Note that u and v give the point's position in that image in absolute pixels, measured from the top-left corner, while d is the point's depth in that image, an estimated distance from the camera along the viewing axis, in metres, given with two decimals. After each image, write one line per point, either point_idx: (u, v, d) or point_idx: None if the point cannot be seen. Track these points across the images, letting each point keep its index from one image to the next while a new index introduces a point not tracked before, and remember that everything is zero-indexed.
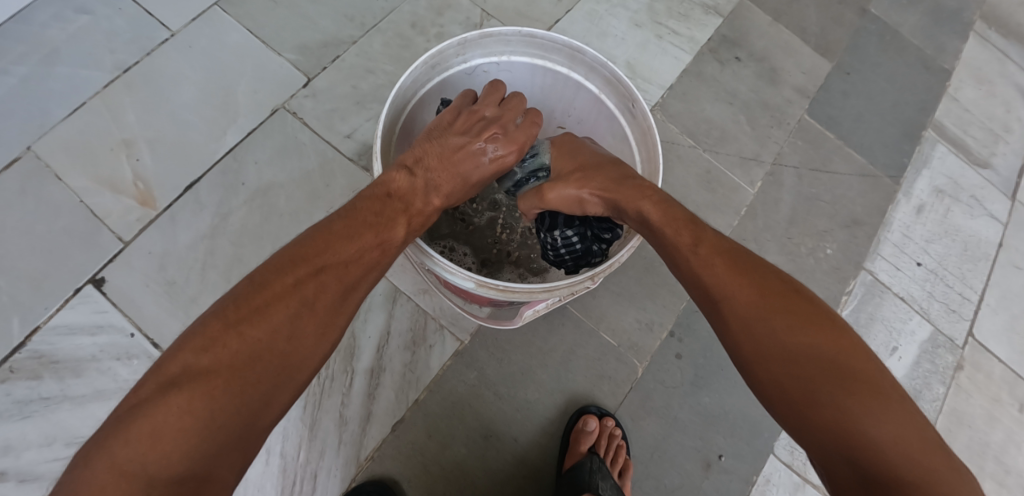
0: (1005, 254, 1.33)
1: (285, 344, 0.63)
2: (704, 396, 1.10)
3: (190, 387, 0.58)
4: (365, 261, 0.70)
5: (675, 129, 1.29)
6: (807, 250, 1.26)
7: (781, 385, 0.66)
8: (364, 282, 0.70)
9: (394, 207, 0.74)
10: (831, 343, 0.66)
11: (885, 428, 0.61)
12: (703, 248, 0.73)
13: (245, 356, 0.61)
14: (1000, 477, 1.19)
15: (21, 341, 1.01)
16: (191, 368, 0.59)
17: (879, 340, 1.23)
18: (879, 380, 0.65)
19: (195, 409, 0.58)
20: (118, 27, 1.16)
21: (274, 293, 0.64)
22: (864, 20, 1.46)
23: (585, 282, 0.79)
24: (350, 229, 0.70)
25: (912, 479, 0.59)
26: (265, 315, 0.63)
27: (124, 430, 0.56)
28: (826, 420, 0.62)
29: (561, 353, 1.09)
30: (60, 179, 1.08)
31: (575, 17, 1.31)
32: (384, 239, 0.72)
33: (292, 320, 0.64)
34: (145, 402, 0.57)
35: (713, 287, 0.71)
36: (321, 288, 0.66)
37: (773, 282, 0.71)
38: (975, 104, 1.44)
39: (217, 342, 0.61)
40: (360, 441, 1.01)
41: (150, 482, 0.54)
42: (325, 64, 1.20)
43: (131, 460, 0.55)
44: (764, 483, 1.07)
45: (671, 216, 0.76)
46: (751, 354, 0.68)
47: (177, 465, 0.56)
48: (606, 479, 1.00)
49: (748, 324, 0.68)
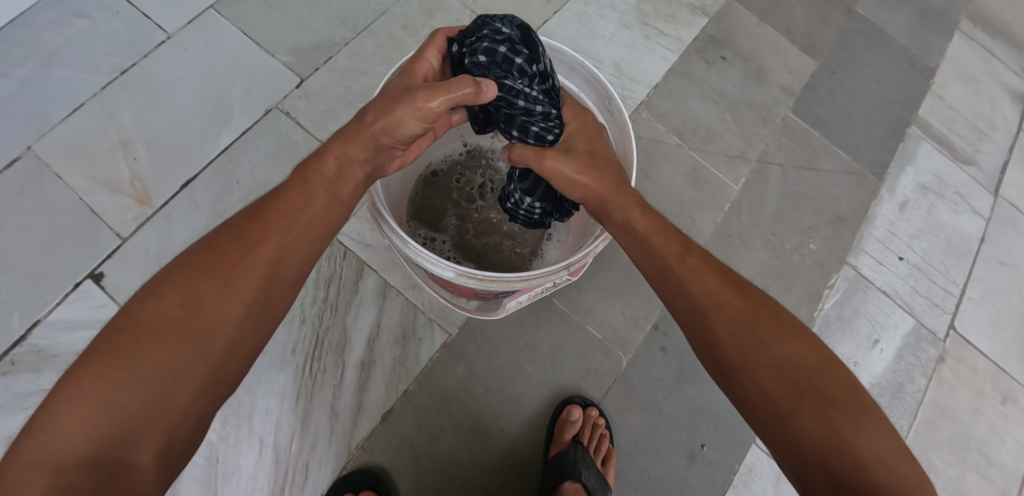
0: (989, 250, 1.35)
1: (209, 322, 0.63)
2: (688, 390, 1.12)
3: (102, 371, 0.58)
4: (288, 239, 0.71)
5: (662, 128, 1.31)
6: (792, 246, 1.28)
7: (766, 391, 0.67)
8: (291, 264, 0.71)
9: (314, 176, 0.75)
10: (815, 354, 0.69)
11: (867, 435, 0.63)
12: (691, 259, 0.76)
13: (162, 338, 0.61)
14: (982, 468, 1.21)
15: (21, 335, 1.04)
16: (110, 351, 0.59)
17: (862, 334, 1.25)
18: (861, 391, 0.67)
19: (108, 393, 0.58)
20: (116, 31, 1.19)
21: (190, 275, 0.65)
22: (850, 20, 1.48)
23: (563, 273, 0.82)
24: (274, 212, 0.71)
25: (891, 488, 0.60)
26: (184, 296, 0.64)
27: (37, 420, 0.56)
28: (811, 427, 0.64)
29: (548, 346, 1.11)
30: (59, 178, 1.11)
31: (563, 19, 1.34)
32: (304, 214, 0.73)
33: (214, 301, 0.64)
34: (60, 390, 0.57)
35: (701, 296, 0.73)
36: (244, 270, 0.67)
37: (758, 295, 0.74)
38: (960, 102, 1.45)
39: (136, 324, 0.61)
40: (350, 432, 1.03)
41: (58, 469, 0.54)
42: (317, 66, 1.23)
43: (43, 448, 0.55)
44: (747, 473, 1.09)
45: (660, 228, 0.79)
46: (737, 361, 0.69)
47: (96, 449, 0.56)
48: (590, 468, 1.02)
49: (734, 333, 0.70)
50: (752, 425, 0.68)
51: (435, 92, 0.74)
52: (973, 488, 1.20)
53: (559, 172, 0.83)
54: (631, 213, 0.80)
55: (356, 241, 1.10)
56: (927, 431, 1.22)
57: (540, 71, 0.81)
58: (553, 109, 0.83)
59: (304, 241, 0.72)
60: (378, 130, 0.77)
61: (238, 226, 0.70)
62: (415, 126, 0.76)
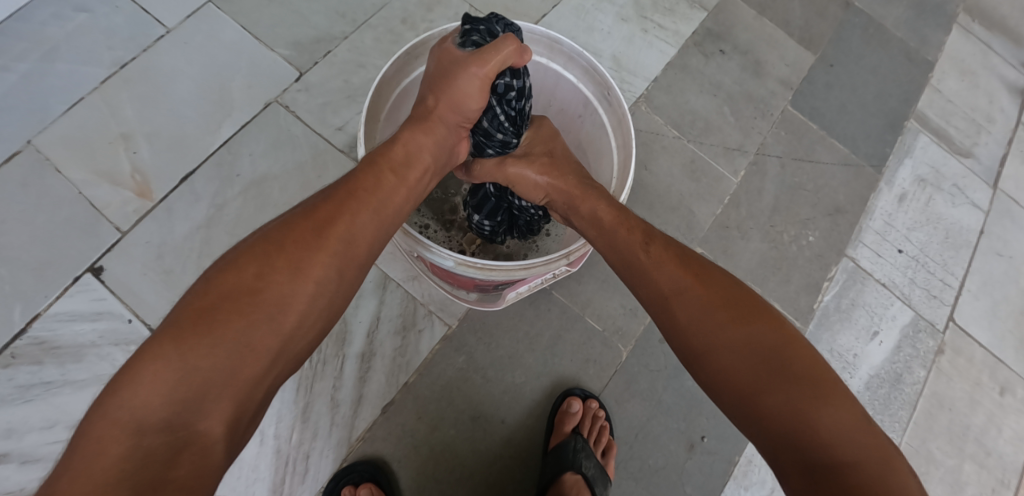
0: (987, 242, 1.35)
1: (281, 300, 0.64)
2: (688, 380, 1.12)
3: (183, 339, 0.60)
4: (359, 220, 0.70)
5: (661, 121, 1.31)
6: (790, 238, 1.28)
7: (729, 373, 0.68)
8: (363, 245, 0.71)
9: (381, 158, 0.75)
10: (773, 334, 0.69)
11: (830, 412, 0.63)
12: (655, 248, 0.76)
13: (238, 311, 0.62)
14: (981, 458, 1.22)
15: (22, 327, 1.04)
16: (189, 322, 0.61)
17: (860, 325, 1.25)
18: (823, 369, 0.67)
19: (188, 360, 0.59)
20: (116, 25, 1.20)
21: (266, 251, 0.66)
22: (848, 13, 1.48)
23: (562, 261, 0.82)
24: (346, 193, 0.71)
25: (852, 463, 0.61)
26: (261, 271, 0.64)
27: (122, 380, 0.58)
28: (774, 407, 0.64)
29: (548, 337, 1.12)
30: (60, 172, 1.12)
31: (562, 12, 1.34)
32: (378, 198, 0.73)
33: (285, 281, 0.65)
34: (145, 353, 0.59)
35: (666, 284, 0.74)
36: (318, 249, 0.67)
37: (720, 278, 0.74)
38: (957, 95, 1.46)
39: (214, 297, 0.62)
40: (351, 423, 1.04)
41: (138, 431, 0.56)
42: (317, 59, 1.23)
43: (125, 408, 0.57)
44: (746, 463, 1.10)
45: (626, 218, 0.80)
46: (700, 345, 0.70)
47: (168, 416, 0.58)
48: (590, 458, 1.03)
49: (697, 316, 0.71)
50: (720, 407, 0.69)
51: (487, 57, 0.76)
52: (971, 478, 1.20)
53: (524, 173, 0.88)
54: (596, 204, 0.82)
55: None
56: (925, 421, 1.22)
57: (518, 89, 0.83)
58: (514, 138, 0.88)
59: (377, 221, 0.72)
60: (444, 110, 0.80)
61: (314, 204, 0.70)
62: (480, 94, 0.79)
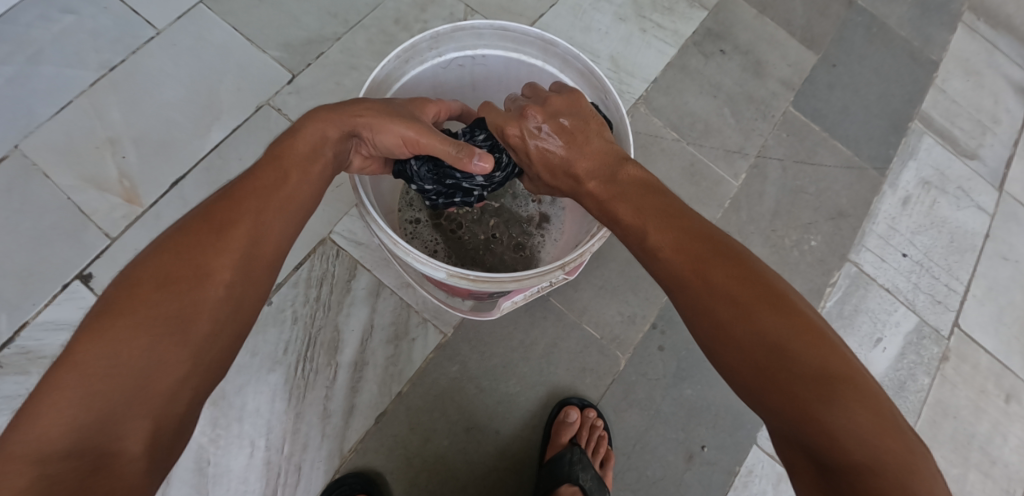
0: (992, 246, 1.33)
1: (183, 305, 0.59)
2: (686, 389, 1.10)
3: (81, 358, 0.55)
4: (264, 216, 0.67)
5: (660, 123, 1.29)
6: (792, 242, 1.26)
7: (734, 370, 0.64)
8: (269, 240, 0.67)
9: (286, 152, 0.72)
10: (782, 325, 0.62)
11: (840, 412, 0.58)
12: (652, 237, 0.71)
13: (136, 322, 0.57)
14: (986, 467, 1.19)
15: (8, 336, 1.02)
16: (79, 338, 0.56)
17: (864, 331, 1.23)
18: (840, 361, 0.61)
19: (88, 379, 0.54)
20: (103, 26, 1.17)
21: (162, 259, 0.61)
22: (851, 12, 1.45)
23: (558, 272, 0.80)
24: (247, 193, 0.67)
25: (867, 467, 0.56)
26: (162, 280, 0.60)
27: (17, 412, 0.53)
28: (780, 407, 0.60)
29: (543, 346, 1.09)
30: (47, 177, 1.10)
31: (558, 12, 1.32)
32: (278, 189, 0.69)
33: (189, 284, 0.60)
34: (41, 380, 0.54)
35: (663, 276, 0.70)
36: (217, 250, 0.63)
37: (722, 263, 0.67)
38: (962, 96, 1.43)
39: (108, 311, 0.57)
40: (343, 434, 1.02)
41: (41, 460, 0.51)
42: (308, 61, 1.21)
43: (24, 439, 0.51)
44: (746, 474, 1.08)
45: (619, 205, 0.75)
46: (707, 341, 0.66)
47: (75, 442, 0.53)
48: (587, 470, 1.02)
49: (699, 310, 0.67)
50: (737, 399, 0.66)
51: (428, 132, 0.76)
52: (976, 487, 1.18)
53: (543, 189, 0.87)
54: (599, 200, 0.77)
55: (347, 240, 1.09)
56: (929, 429, 1.20)
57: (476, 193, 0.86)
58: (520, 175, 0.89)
59: (283, 219, 0.68)
60: (365, 124, 0.75)
61: (208, 208, 0.66)
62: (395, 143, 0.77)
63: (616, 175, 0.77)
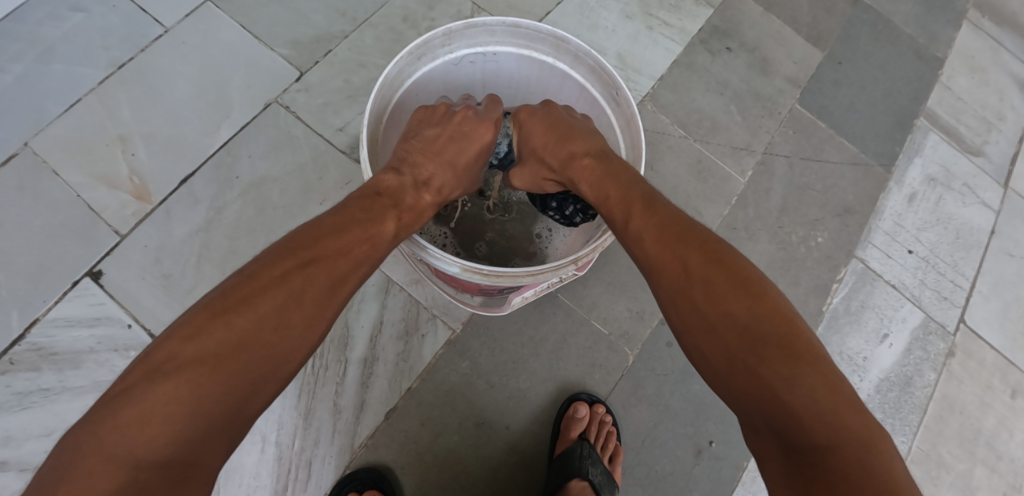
0: (998, 242, 1.33)
1: (272, 337, 0.63)
2: (694, 384, 1.11)
3: (188, 380, 0.58)
4: (360, 263, 0.70)
5: (667, 120, 1.29)
6: (798, 239, 1.26)
7: (706, 355, 0.66)
8: (355, 282, 0.70)
9: (407, 229, 0.76)
10: (753, 309, 0.64)
11: (803, 391, 0.59)
12: (634, 221, 0.73)
13: (235, 351, 0.61)
14: (992, 463, 1.20)
15: (20, 333, 1.03)
16: (177, 356, 0.59)
17: (870, 327, 1.23)
18: (805, 344, 0.62)
19: (179, 395, 0.57)
20: (112, 25, 1.18)
21: (257, 284, 0.64)
22: (856, 10, 1.46)
23: (571, 267, 0.80)
24: (349, 237, 0.69)
25: (829, 444, 0.57)
26: (272, 322, 0.63)
27: (109, 416, 0.56)
28: (748, 388, 0.62)
29: (552, 342, 1.10)
30: (57, 174, 1.10)
31: (566, 9, 1.32)
32: (380, 237, 0.72)
33: (284, 317, 0.64)
34: (132, 388, 0.57)
35: (642, 261, 0.72)
36: (310, 285, 0.65)
37: (698, 247, 0.69)
38: (967, 93, 1.43)
39: (204, 331, 0.60)
40: (354, 429, 1.02)
41: (134, 466, 0.54)
42: (317, 59, 1.21)
43: (118, 443, 0.55)
44: (755, 468, 1.08)
45: (607, 188, 0.77)
46: (683, 324, 0.68)
47: (163, 453, 0.56)
48: (597, 465, 1.03)
49: (676, 296, 0.68)
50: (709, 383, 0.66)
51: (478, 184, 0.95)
52: (982, 482, 1.18)
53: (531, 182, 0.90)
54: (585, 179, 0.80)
55: None
56: (935, 425, 1.20)
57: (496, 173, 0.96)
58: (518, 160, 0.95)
59: (368, 266, 0.71)
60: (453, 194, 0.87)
61: (318, 251, 0.67)
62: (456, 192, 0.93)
63: (605, 161, 0.80)
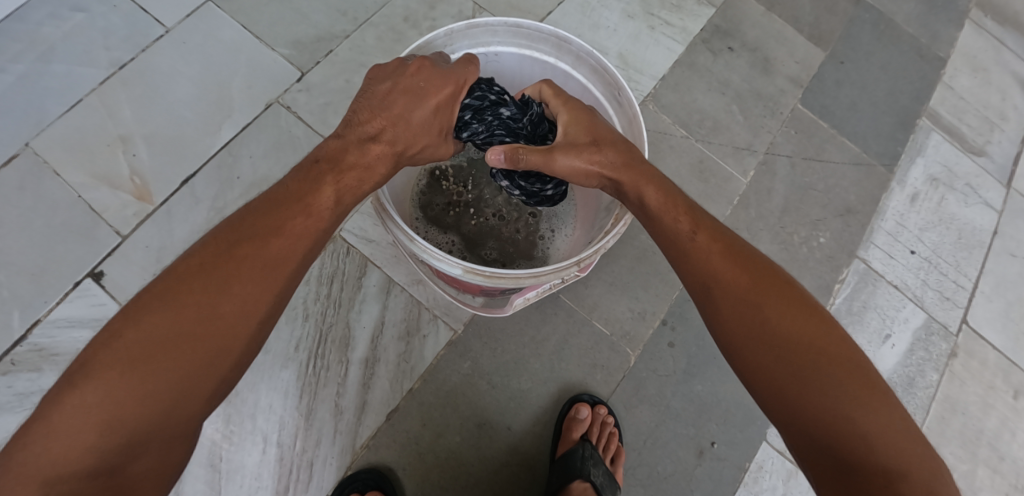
0: (1000, 242, 1.33)
1: (194, 334, 0.62)
2: (696, 384, 1.11)
3: (107, 379, 0.58)
4: (290, 244, 0.67)
5: (668, 120, 1.29)
6: (800, 239, 1.26)
7: (769, 374, 0.65)
8: (289, 265, 0.67)
9: (347, 194, 0.70)
10: (821, 333, 0.65)
11: (876, 418, 0.61)
12: (701, 235, 0.70)
13: (154, 351, 0.60)
14: (994, 463, 1.20)
15: (22, 334, 1.03)
16: (94, 362, 0.59)
17: (872, 328, 1.23)
18: (866, 371, 0.63)
19: (97, 403, 0.57)
20: (113, 24, 1.18)
21: (176, 282, 0.63)
22: (858, 9, 1.45)
23: (573, 269, 0.80)
24: (279, 217, 0.67)
25: (898, 470, 0.59)
26: (196, 316, 0.62)
27: (30, 429, 0.57)
28: (817, 410, 0.62)
29: (554, 343, 1.10)
30: (58, 175, 1.10)
31: (567, 9, 1.32)
32: (309, 214, 0.68)
33: (206, 311, 0.62)
34: (52, 402, 0.57)
35: (706, 275, 0.69)
36: (234, 275, 0.64)
37: (765, 269, 0.69)
38: (970, 92, 1.43)
39: (121, 335, 0.60)
40: (355, 430, 1.02)
41: (54, 479, 0.55)
42: (318, 59, 1.21)
43: (38, 456, 0.55)
44: (757, 469, 1.08)
45: (679, 201, 0.72)
46: (744, 341, 0.66)
47: (86, 463, 0.56)
48: (598, 466, 1.03)
49: (740, 312, 0.67)
50: (761, 407, 0.66)
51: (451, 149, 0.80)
52: (984, 483, 1.18)
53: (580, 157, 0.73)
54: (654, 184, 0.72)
55: (358, 237, 1.09)
56: (938, 425, 1.20)
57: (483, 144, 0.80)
58: (505, 132, 0.79)
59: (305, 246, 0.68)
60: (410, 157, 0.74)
61: (245, 237, 0.66)
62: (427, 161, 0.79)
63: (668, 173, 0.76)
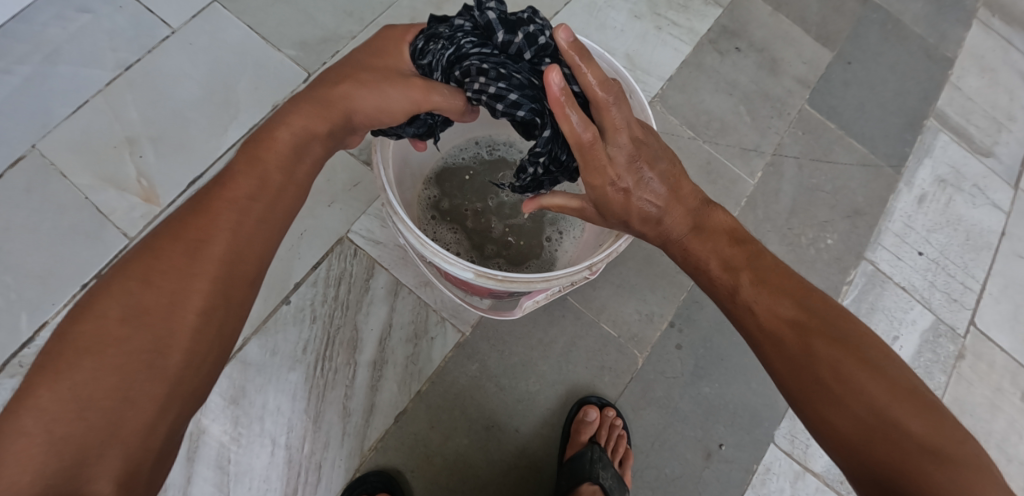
0: (1008, 244, 1.32)
1: (129, 328, 0.55)
2: (704, 386, 1.10)
3: (41, 394, 0.51)
4: (220, 219, 0.62)
5: (675, 121, 1.29)
6: (808, 240, 1.26)
7: (832, 424, 0.62)
8: (224, 241, 0.61)
9: (270, 152, 0.67)
10: (881, 382, 0.62)
11: (950, 471, 0.56)
12: (744, 289, 0.70)
13: (87, 354, 0.53)
14: (1003, 465, 1.19)
15: (30, 336, 1.03)
16: (25, 383, 0.52)
17: (880, 330, 1.23)
18: (931, 420, 0.60)
19: (36, 422, 0.50)
20: (119, 25, 1.17)
21: (101, 284, 0.57)
22: (866, 9, 1.45)
23: (584, 272, 0.79)
24: (208, 200, 0.63)
25: None
26: (124, 309, 0.55)
27: None
28: (883, 461, 0.59)
29: (561, 345, 1.10)
30: (65, 176, 1.10)
31: (574, 10, 1.32)
32: (236, 188, 0.64)
33: (137, 302, 0.56)
34: None
35: (755, 329, 0.69)
36: (161, 261, 0.58)
37: (815, 320, 0.67)
38: (977, 93, 1.42)
39: (48, 350, 0.53)
40: (363, 433, 1.02)
41: None
42: (324, 60, 1.20)
43: None
44: (764, 472, 1.08)
45: (727, 251, 0.73)
46: (801, 394, 0.65)
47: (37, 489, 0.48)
48: (607, 468, 1.02)
49: (792, 366, 0.65)
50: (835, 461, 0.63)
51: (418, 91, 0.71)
52: None
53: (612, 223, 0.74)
54: (687, 245, 0.74)
55: (365, 239, 1.09)
56: None
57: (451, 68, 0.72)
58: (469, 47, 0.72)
59: (241, 219, 0.63)
60: (349, 94, 0.71)
61: (163, 234, 0.61)
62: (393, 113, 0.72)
63: (705, 219, 0.74)
